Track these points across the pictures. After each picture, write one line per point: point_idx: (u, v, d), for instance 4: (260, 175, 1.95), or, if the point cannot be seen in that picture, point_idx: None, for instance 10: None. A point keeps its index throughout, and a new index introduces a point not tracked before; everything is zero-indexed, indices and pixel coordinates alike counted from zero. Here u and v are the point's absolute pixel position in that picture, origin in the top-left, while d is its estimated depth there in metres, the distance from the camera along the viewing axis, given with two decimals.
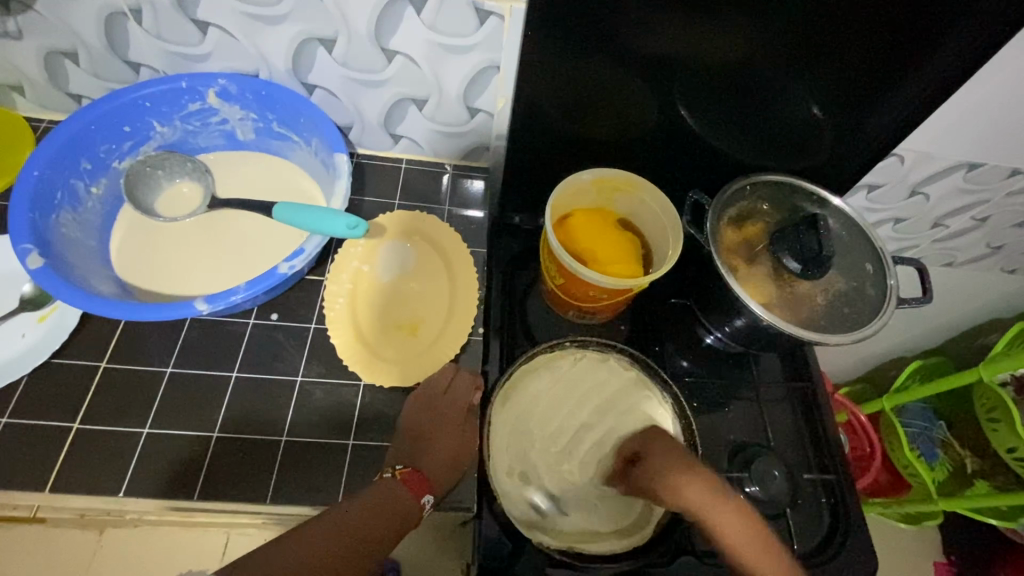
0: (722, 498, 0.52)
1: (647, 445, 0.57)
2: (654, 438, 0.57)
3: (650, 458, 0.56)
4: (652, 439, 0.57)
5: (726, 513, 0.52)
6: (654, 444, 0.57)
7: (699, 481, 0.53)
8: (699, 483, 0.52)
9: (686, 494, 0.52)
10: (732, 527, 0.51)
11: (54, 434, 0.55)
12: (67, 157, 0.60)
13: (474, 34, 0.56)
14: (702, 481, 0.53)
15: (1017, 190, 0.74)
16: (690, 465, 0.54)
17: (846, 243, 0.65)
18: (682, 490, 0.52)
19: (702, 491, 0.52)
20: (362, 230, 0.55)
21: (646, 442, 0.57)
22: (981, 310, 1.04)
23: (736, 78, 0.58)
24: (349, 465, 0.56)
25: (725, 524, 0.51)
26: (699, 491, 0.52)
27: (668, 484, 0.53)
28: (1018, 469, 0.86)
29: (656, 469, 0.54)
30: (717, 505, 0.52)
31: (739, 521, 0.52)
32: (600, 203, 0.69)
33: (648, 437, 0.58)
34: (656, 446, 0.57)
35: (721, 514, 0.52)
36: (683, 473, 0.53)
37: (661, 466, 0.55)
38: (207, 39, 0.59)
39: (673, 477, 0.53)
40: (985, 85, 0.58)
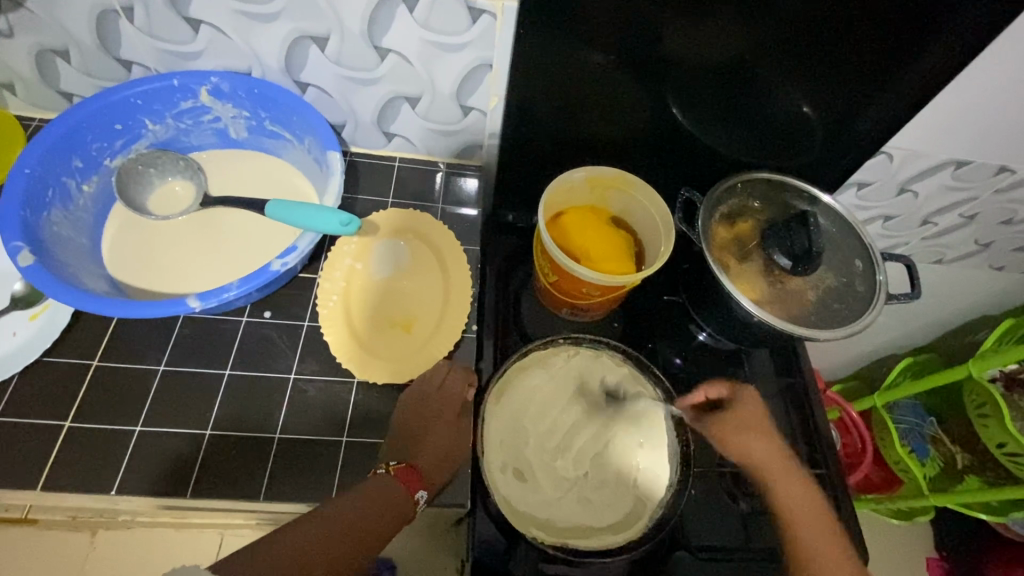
0: (781, 452, 0.63)
1: (744, 400, 0.66)
2: (743, 393, 0.66)
3: (735, 411, 0.65)
4: (747, 396, 0.67)
5: (788, 469, 0.63)
6: (743, 398, 0.66)
7: (770, 437, 0.64)
8: (763, 433, 0.64)
9: (753, 442, 0.63)
10: (789, 479, 0.62)
11: (45, 431, 0.55)
12: (58, 155, 0.59)
13: (467, 33, 0.56)
14: (769, 434, 0.64)
15: (1005, 187, 0.75)
16: (765, 421, 0.65)
17: (836, 239, 0.66)
18: (758, 440, 0.63)
19: (772, 446, 0.63)
20: (356, 227, 0.55)
21: (740, 397, 0.66)
22: (971, 307, 1.05)
23: (727, 76, 0.58)
24: (343, 461, 0.56)
25: (780, 474, 0.62)
26: (767, 447, 0.63)
27: (748, 432, 0.64)
28: (1009, 465, 0.87)
29: (739, 417, 0.65)
30: (780, 463, 0.63)
31: (797, 480, 0.62)
32: (593, 200, 0.70)
33: (744, 394, 0.67)
34: (751, 403, 0.66)
35: (777, 463, 0.63)
36: (754, 425, 0.64)
37: (745, 416, 0.65)
38: (199, 37, 0.59)
39: (748, 427, 0.64)
40: (972, 83, 0.58)
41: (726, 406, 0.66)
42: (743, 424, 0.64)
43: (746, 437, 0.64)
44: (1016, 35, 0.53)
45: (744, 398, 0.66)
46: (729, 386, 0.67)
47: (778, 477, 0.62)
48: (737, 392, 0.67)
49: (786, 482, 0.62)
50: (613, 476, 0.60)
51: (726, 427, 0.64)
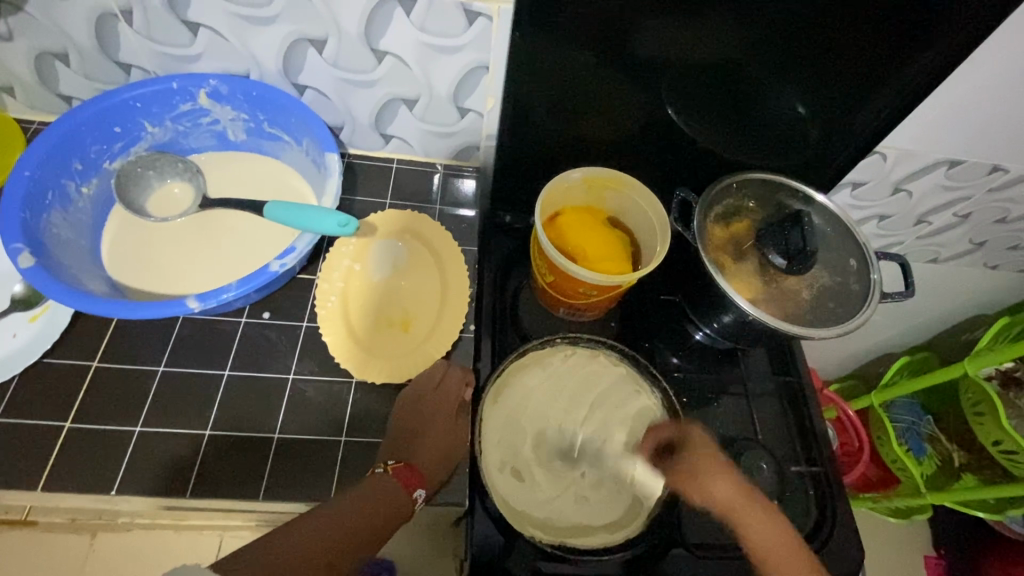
0: (743, 489, 0.57)
1: (696, 440, 0.60)
2: (694, 432, 0.60)
3: (690, 453, 0.59)
4: (698, 434, 0.60)
5: (752, 508, 0.57)
6: (695, 437, 0.60)
7: (729, 474, 0.58)
8: (721, 472, 0.58)
9: (711, 485, 0.57)
10: (756, 518, 0.56)
11: (45, 432, 0.55)
12: (58, 157, 0.60)
13: (463, 35, 0.56)
14: (727, 472, 0.58)
15: (998, 186, 0.76)
16: (721, 459, 0.59)
17: (831, 238, 0.66)
18: (714, 482, 0.57)
19: (731, 485, 0.57)
20: (353, 228, 0.56)
21: (692, 437, 0.60)
22: (967, 306, 1.06)
23: (722, 76, 0.59)
24: (342, 461, 0.57)
25: (746, 514, 0.57)
26: (727, 487, 0.57)
27: (706, 476, 0.58)
28: (1004, 462, 0.88)
29: (694, 460, 0.58)
30: (744, 501, 0.57)
31: (766, 514, 0.57)
32: (590, 201, 0.70)
33: (695, 433, 0.60)
34: (703, 442, 0.60)
35: (741, 502, 0.57)
36: (707, 467, 0.58)
37: (698, 459, 0.58)
38: (198, 40, 0.59)
39: (706, 468, 0.58)
40: (964, 83, 0.59)
41: (678, 451, 0.60)
42: (697, 468, 0.58)
43: (701, 480, 0.57)
44: (1006, 35, 0.54)
45: (695, 438, 0.60)
46: (679, 426, 0.61)
47: (745, 519, 0.56)
48: (687, 432, 0.60)
49: (754, 521, 0.56)
50: (608, 476, 0.60)
51: (682, 474, 0.58)
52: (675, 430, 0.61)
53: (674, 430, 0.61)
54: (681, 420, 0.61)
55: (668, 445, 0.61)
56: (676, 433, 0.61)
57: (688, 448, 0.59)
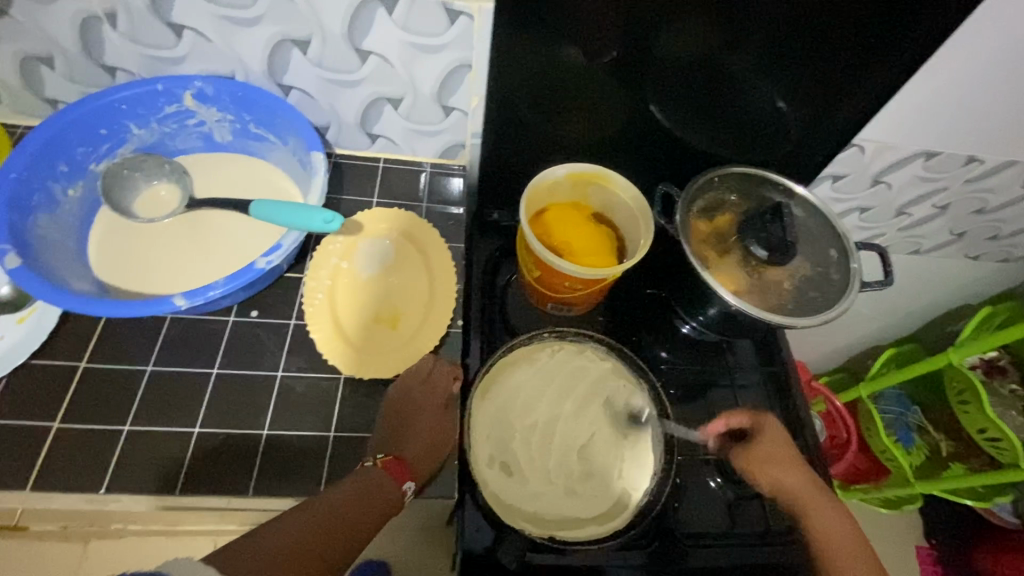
0: (812, 482, 0.61)
1: (768, 431, 0.64)
2: (765, 420, 0.64)
3: (764, 441, 0.63)
4: (773, 426, 0.64)
5: (820, 500, 0.60)
6: (766, 425, 0.64)
7: (802, 467, 0.62)
8: (791, 464, 0.62)
9: (784, 471, 0.61)
10: (824, 512, 0.60)
11: (33, 433, 0.55)
12: (44, 159, 0.60)
13: (446, 34, 0.57)
14: (797, 462, 0.62)
15: (974, 177, 0.77)
16: (793, 452, 0.63)
17: (811, 229, 0.67)
18: (787, 470, 0.61)
19: (802, 477, 0.61)
20: (339, 224, 0.56)
21: (764, 426, 0.64)
22: (950, 297, 1.07)
23: (701, 71, 0.60)
24: (331, 457, 0.57)
25: (817, 507, 0.60)
26: (798, 478, 0.61)
27: (777, 463, 0.62)
28: (989, 448, 0.90)
29: (767, 448, 0.62)
30: (816, 496, 0.60)
31: (836, 512, 0.60)
32: (575, 197, 0.71)
33: (769, 423, 0.64)
34: (777, 432, 0.64)
35: (813, 494, 0.60)
36: (781, 458, 0.62)
37: (770, 447, 0.63)
38: (183, 41, 0.60)
39: (778, 457, 0.62)
40: (936, 77, 0.61)
41: (750, 435, 0.64)
42: (771, 455, 0.62)
43: (775, 465, 0.61)
44: (976, 28, 0.55)
45: (766, 428, 0.64)
46: (752, 415, 0.65)
47: (812, 510, 0.60)
48: (761, 422, 0.64)
49: (824, 514, 0.60)
50: (598, 469, 0.61)
51: (755, 458, 0.62)
52: (745, 420, 0.65)
53: (742, 417, 0.65)
54: (756, 412, 0.65)
55: (739, 434, 0.65)
56: (747, 422, 0.64)
57: (761, 434, 0.64)
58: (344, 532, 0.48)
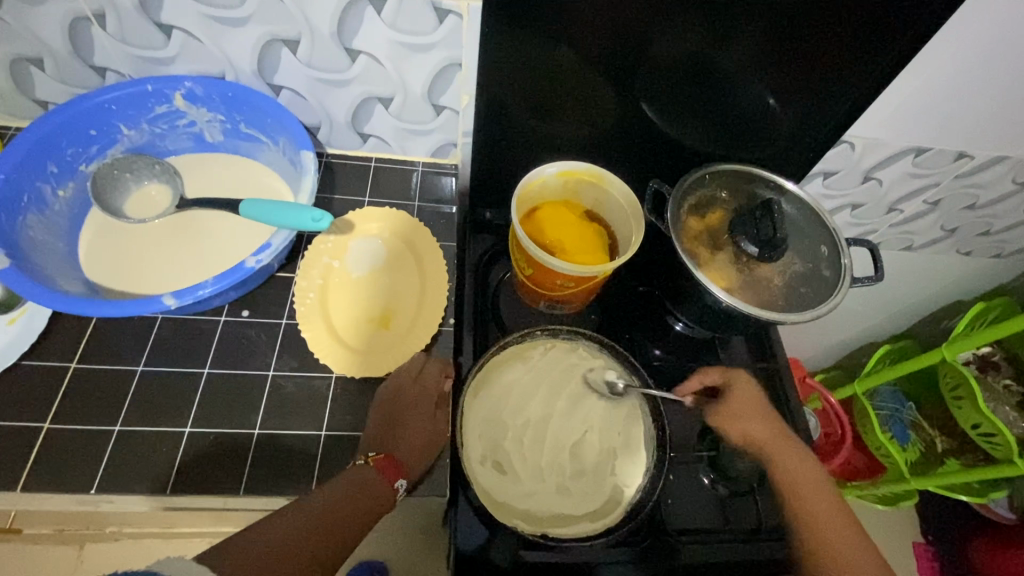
0: (778, 430, 0.61)
1: (739, 385, 0.64)
2: (736, 376, 0.65)
3: (730, 395, 0.63)
4: (743, 381, 0.64)
5: (787, 448, 0.61)
6: (737, 381, 0.64)
7: (770, 416, 0.62)
8: (760, 415, 0.62)
9: (753, 422, 0.62)
10: (792, 458, 0.60)
11: (24, 434, 0.55)
12: (33, 160, 0.60)
13: (434, 33, 0.57)
14: (764, 413, 0.62)
15: (965, 173, 0.78)
16: (761, 404, 0.63)
17: (802, 225, 0.67)
18: (753, 422, 0.61)
19: (769, 426, 0.62)
20: (327, 222, 0.56)
21: (736, 382, 0.64)
22: (943, 294, 1.08)
23: (689, 68, 0.60)
24: (322, 455, 0.57)
25: (784, 454, 0.60)
26: (765, 426, 0.61)
27: (748, 415, 0.62)
28: (983, 443, 0.89)
29: (735, 402, 0.63)
30: (784, 444, 0.61)
31: (801, 457, 0.60)
32: (566, 195, 0.71)
33: (740, 378, 0.64)
34: (747, 387, 0.64)
35: (778, 441, 0.61)
36: (748, 410, 0.62)
37: (741, 400, 0.63)
38: (172, 42, 0.60)
39: (745, 409, 0.62)
40: (923, 73, 0.61)
41: (719, 391, 0.64)
42: (743, 409, 0.62)
43: (742, 418, 0.62)
44: (961, 23, 0.56)
45: (737, 384, 0.64)
46: (723, 372, 0.65)
47: (780, 457, 0.60)
48: (731, 379, 0.65)
49: (789, 459, 0.60)
50: (590, 465, 0.61)
51: (726, 413, 0.62)
52: (717, 377, 0.65)
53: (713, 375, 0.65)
54: (726, 370, 0.66)
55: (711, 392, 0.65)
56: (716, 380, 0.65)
57: (732, 389, 0.64)
58: (335, 530, 0.48)
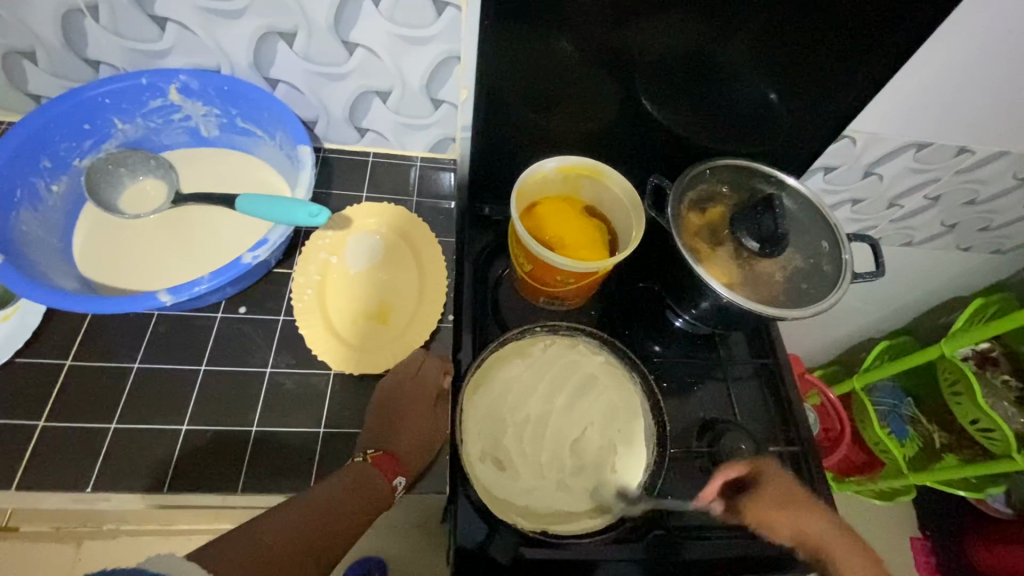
0: (831, 524, 0.59)
1: (772, 475, 0.61)
2: (764, 465, 0.62)
3: (769, 489, 0.60)
4: (775, 471, 0.62)
5: (847, 546, 0.58)
6: (768, 471, 0.61)
7: (818, 510, 0.59)
8: (804, 508, 0.59)
9: (801, 518, 0.59)
10: (851, 554, 0.57)
11: (18, 432, 0.54)
12: (26, 155, 0.59)
13: (433, 25, 0.57)
14: (811, 505, 0.60)
15: (966, 168, 0.77)
16: (802, 493, 0.60)
17: (803, 221, 0.67)
18: (802, 516, 0.59)
19: (818, 518, 0.59)
20: (324, 217, 0.55)
21: (767, 472, 0.61)
22: (941, 289, 1.08)
23: (690, 63, 0.60)
24: (320, 453, 0.57)
25: (842, 553, 0.58)
26: (815, 521, 0.59)
27: (792, 510, 0.59)
28: (981, 438, 0.90)
29: (775, 495, 0.60)
30: (839, 539, 0.58)
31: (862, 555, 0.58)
32: (566, 190, 0.70)
33: (771, 469, 0.62)
34: (781, 476, 0.61)
35: (834, 538, 0.58)
36: (794, 503, 0.59)
37: (779, 492, 0.60)
38: (166, 34, 0.59)
39: (789, 503, 0.59)
40: (925, 68, 0.61)
41: (754, 484, 0.61)
42: (783, 502, 0.59)
43: (791, 514, 0.59)
44: (964, 17, 0.55)
45: (772, 475, 0.61)
46: (751, 462, 0.62)
47: (839, 556, 0.57)
48: (761, 467, 0.62)
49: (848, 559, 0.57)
50: (589, 463, 0.61)
51: (768, 510, 0.59)
52: (743, 468, 0.62)
53: (740, 466, 0.61)
54: (755, 458, 0.62)
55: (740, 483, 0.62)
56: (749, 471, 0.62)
57: (766, 482, 0.61)
58: (332, 527, 0.48)
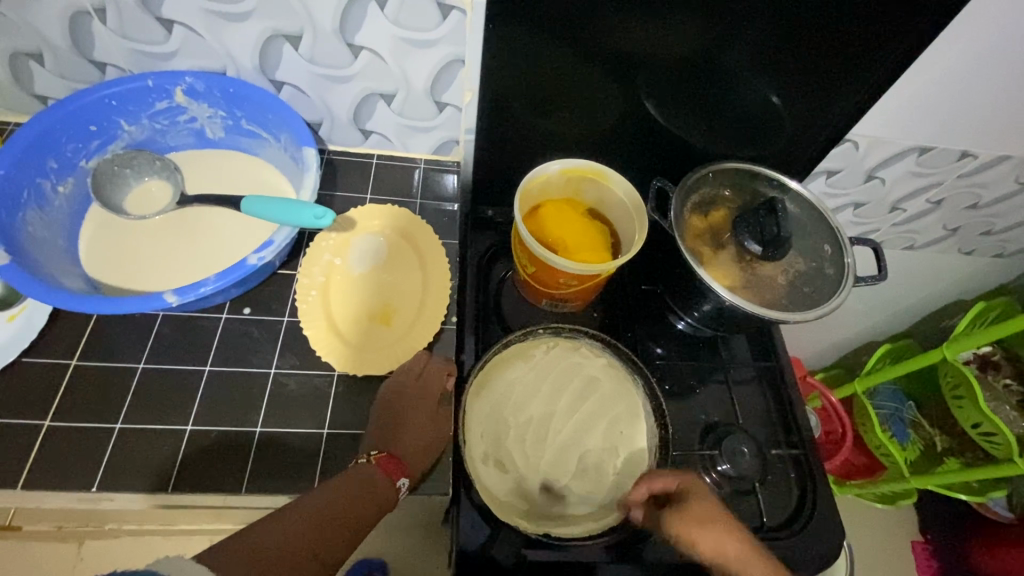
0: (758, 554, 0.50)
1: (699, 491, 0.53)
2: (694, 481, 0.54)
3: (693, 505, 0.52)
4: (703, 486, 0.54)
5: None
6: (697, 487, 0.54)
7: (739, 536, 0.51)
8: (730, 531, 0.51)
9: (725, 542, 0.50)
10: None
11: (25, 431, 0.55)
12: (33, 156, 0.60)
13: (437, 29, 0.57)
14: (735, 531, 0.51)
15: (968, 172, 0.78)
16: (728, 516, 0.52)
17: (806, 225, 0.67)
18: (723, 538, 0.50)
19: (740, 546, 0.50)
20: (329, 220, 0.56)
21: (696, 487, 0.54)
22: (943, 293, 1.08)
23: (692, 67, 0.60)
24: (324, 454, 0.57)
25: None
26: (738, 544, 0.50)
27: (714, 533, 0.50)
28: (982, 441, 0.89)
29: (698, 511, 0.51)
30: (765, 568, 0.49)
31: None
32: (569, 193, 0.70)
33: (698, 489, 0.53)
34: (705, 496, 0.53)
35: (757, 571, 0.49)
36: (714, 527, 0.50)
37: (703, 511, 0.52)
38: (173, 37, 0.59)
39: (712, 524, 0.51)
40: (927, 73, 0.61)
41: (676, 498, 0.54)
42: (706, 518, 0.51)
43: (710, 535, 0.50)
44: (965, 23, 0.55)
45: (697, 494, 0.53)
46: (679, 476, 0.55)
47: None
48: (688, 484, 0.54)
49: None
50: (592, 465, 0.61)
51: (687, 528, 0.51)
52: (670, 480, 0.55)
53: (664, 478, 0.55)
54: (684, 473, 0.55)
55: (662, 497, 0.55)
56: (673, 485, 0.54)
57: (690, 500, 0.53)
58: (336, 530, 0.48)
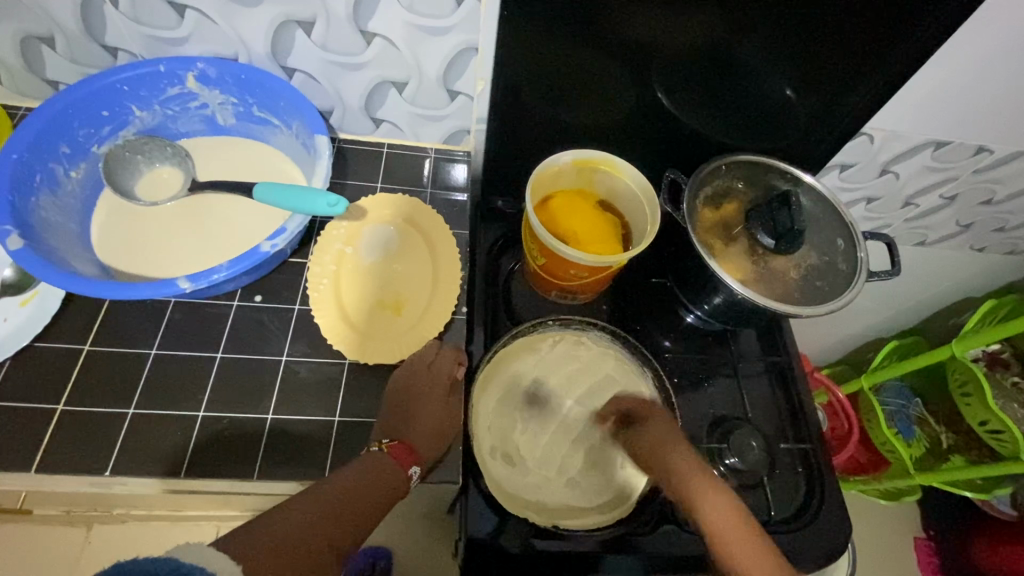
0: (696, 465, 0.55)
1: (651, 414, 0.60)
2: (656, 408, 0.60)
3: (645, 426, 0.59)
4: (659, 411, 0.60)
5: (707, 490, 0.53)
6: (658, 413, 0.60)
7: (684, 450, 0.56)
8: (680, 449, 0.56)
9: (668, 455, 0.56)
10: (709, 496, 0.53)
11: (38, 415, 0.55)
12: (45, 141, 0.59)
13: (451, 15, 0.56)
14: (683, 447, 0.57)
15: (984, 167, 0.77)
16: (677, 434, 0.58)
17: (818, 219, 0.67)
18: (668, 451, 0.56)
19: (684, 459, 0.55)
20: (343, 208, 0.55)
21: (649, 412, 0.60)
22: (953, 290, 1.07)
23: (708, 57, 0.59)
24: (335, 441, 0.57)
25: (699, 492, 0.53)
26: (685, 465, 0.55)
27: (660, 447, 0.57)
28: (990, 440, 0.89)
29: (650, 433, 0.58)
30: (704, 481, 0.54)
31: (718, 494, 0.53)
32: (581, 184, 0.70)
33: (654, 412, 0.60)
34: (661, 418, 0.59)
35: (694, 478, 0.54)
36: (663, 443, 0.57)
37: (656, 430, 0.58)
38: (185, 22, 0.59)
39: (661, 441, 0.57)
40: (947, 67, 0.60)
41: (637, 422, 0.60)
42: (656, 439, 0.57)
43: (656, 451, 0.56)
44: (989, 16, 0.54)
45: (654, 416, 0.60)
46: (639, 403, 0.61)
47: (697, 494, 0.53)
48: (649, 411, 0.60)
49: (703, 496, 0.53)
50: (601, 457, 0.61)
51: (643, 443, 0.58)
52: (637, 407, 0.61)
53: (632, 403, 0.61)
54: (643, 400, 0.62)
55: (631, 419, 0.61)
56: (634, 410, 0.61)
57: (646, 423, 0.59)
58: (348, 520, 0.48)
